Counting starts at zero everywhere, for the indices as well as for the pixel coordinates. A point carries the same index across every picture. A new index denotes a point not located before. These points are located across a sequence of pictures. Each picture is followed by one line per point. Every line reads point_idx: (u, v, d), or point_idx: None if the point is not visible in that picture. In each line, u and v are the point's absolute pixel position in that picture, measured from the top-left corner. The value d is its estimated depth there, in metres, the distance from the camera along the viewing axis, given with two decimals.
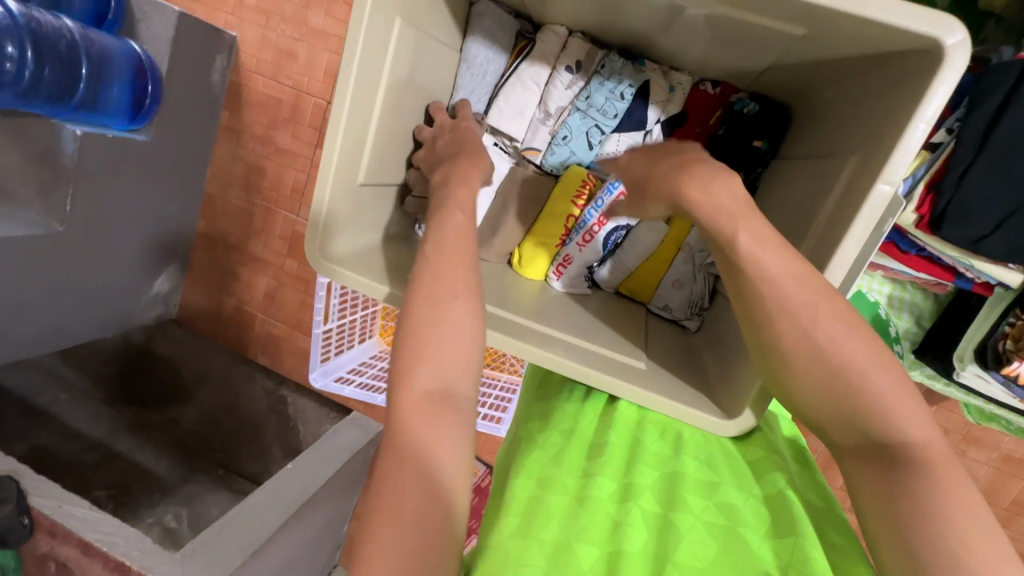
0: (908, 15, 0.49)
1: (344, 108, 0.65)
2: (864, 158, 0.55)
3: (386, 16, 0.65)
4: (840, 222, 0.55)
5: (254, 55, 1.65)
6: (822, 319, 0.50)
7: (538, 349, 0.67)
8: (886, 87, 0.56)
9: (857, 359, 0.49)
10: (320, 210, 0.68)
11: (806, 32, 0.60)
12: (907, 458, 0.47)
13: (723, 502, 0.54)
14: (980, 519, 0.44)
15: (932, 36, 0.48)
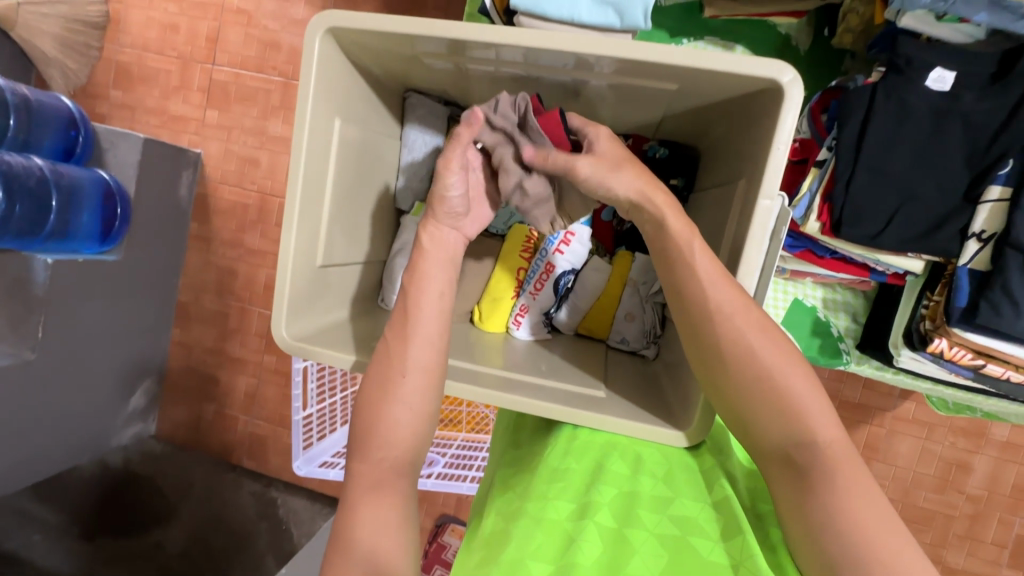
0: (748, 64, 0.60)
1: (296, 204, 0.72)
2: (749, 179, 0.64)
3: (324, 120, 0.74)
4: (739, 238, 0.62)
5: (218, 168, 1.77)
6: (745, 327, 0.56)
7: (497, 395, 0.71)
8: (752, 122, 0.66)
9: (776, 367, 0.56)
10: (282, 295, 0.73)
11: (677, 87, 0.71)
12: (816, 457, 0.53)
13: (673, 513, 0.58)
14: (873, 511, 0.51)
15: (769, 77, 0.59)
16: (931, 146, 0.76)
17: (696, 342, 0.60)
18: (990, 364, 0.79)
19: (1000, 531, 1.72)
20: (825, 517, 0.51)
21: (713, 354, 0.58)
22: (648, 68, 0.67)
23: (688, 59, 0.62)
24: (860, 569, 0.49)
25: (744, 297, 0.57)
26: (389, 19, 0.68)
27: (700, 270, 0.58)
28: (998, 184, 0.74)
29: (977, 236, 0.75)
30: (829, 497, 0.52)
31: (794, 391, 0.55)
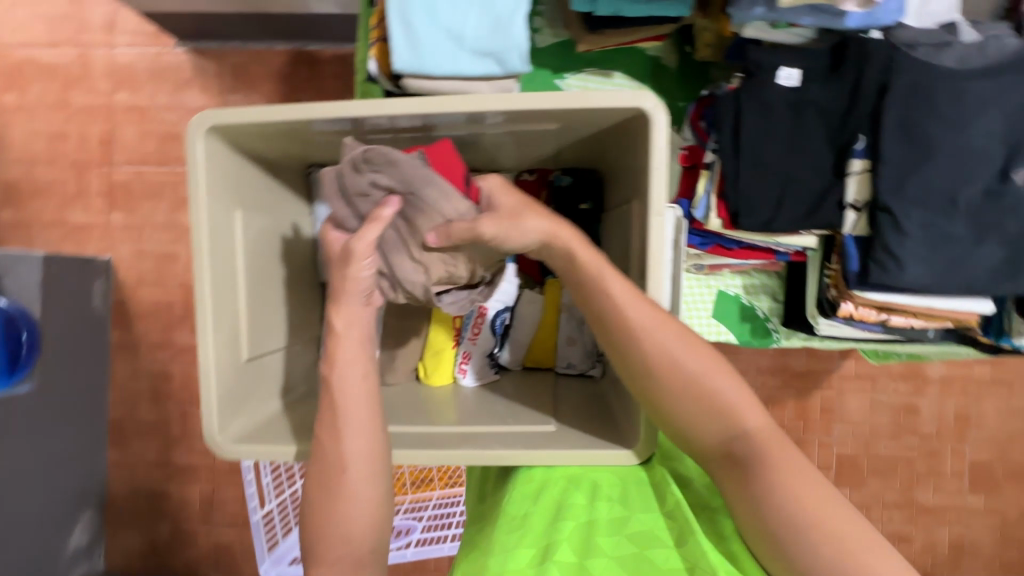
0: (615, 95, 0.66)
1: (208, 303, 0.70)
2: (640, 197, 0.69)
3: (223, 214, 0.73)
4: (642, 254, 0.68)
5: (134, 270, 1.69)
6: (664, 339, 0.63)
7: (455, 451, 0.70)
8: (633, 145, 0.72)
9: (698, 368, 0.62)
10: (210, 397, 0.70)
11: (561, 125, 0.77)
12: (748, 444, 0.60)
13: (630, 532, 0.62)
14: (805, 482, 0.57)
15: (635, 105, 0.66)
16: (796, 134, 0.85)
17: (626, 360, 0.65)
18: (892, 317, 0.86)
19: (956, 461, 1.88)
20: (768, 496, 0.57)
21: (644, 368, 0.63)
22: (531, 113, 0.72)
23: (563, 99, 0.68)
24: (805, 534, 0.54)
25: (660, 312, 0.64)
26: (276, 108, 0.70)
27: (612, 293, 0.64)
28: (858, 158, 0.82)
29: (853, 206, 0.83)
30: (765, 479, 0.57)
31: (718, 385, 0.62)
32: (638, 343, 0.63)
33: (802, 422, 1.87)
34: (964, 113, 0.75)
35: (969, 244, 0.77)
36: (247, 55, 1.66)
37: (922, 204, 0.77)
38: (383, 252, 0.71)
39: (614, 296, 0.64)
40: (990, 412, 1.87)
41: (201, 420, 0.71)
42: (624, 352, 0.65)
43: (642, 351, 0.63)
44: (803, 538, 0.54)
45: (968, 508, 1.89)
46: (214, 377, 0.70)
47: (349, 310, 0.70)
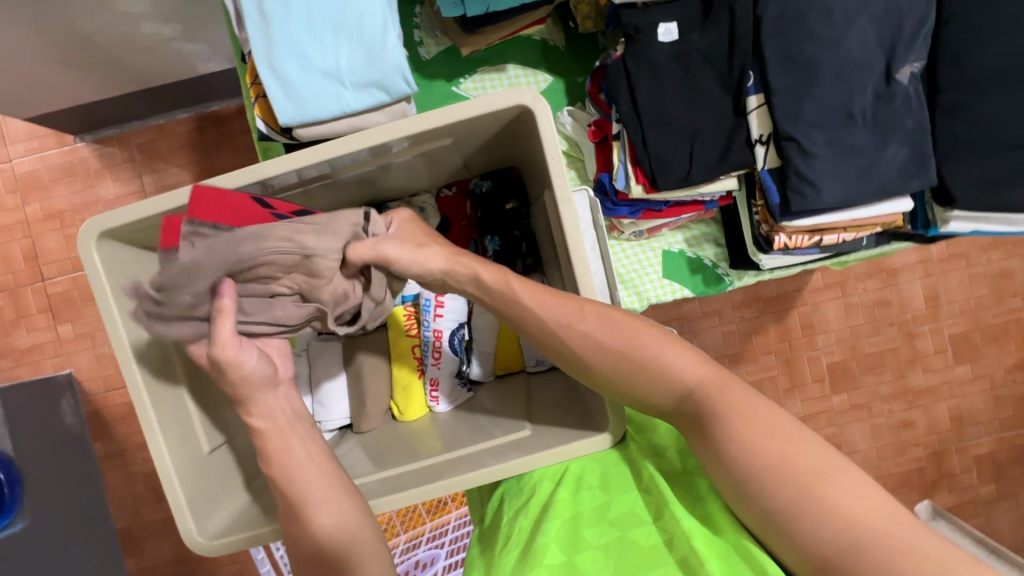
0: (493, 98, 0.66)
1: (150, 409, 0.68)
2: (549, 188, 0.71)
3: (140, 316, 0.71)
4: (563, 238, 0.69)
5: (98, 377, 1.63)
6: (592, 323, 0.68)
7: (432, 484, 0.70)
8: (529, 141, 0.73)
9: (632, 340, 0.68)
10: (177, 498, 0.68)
11: (454, 139, 0.77)
12: (697, 396, 0.65)
13: (613, 518, 0.64)
14: (750, 420, 0.61)
15: (517, 103, 0.66)
16: (690, 83, 0.85)
17: (564, 354, 0.70)
18: (824, 236, 0.87)
19: (937, 340, 1.95)
20: (723, 442, 0.61)
21: (583, 356, 0.69)
22: (421, 136, 0.72)
23: (445, 116, 0.67)
24: (758, 470, 0.58)
25: (579, 300, 0.69)
26: (164, 196, 0.68)
27: (529, 301, 0.70)
28: (753, 94, 0.83)
29: (760, 141, 0.84)
30: (718, 427, 0.62)
31: (655, 350, 0.67)
32: (570, 335, 0.68)
33: (787, 342, 1.91)
34: (836, 29, 0.77)
35: (874, 151, 0.79)
36: (150, 132, 1.61)
37: (820, 124, 0.78)
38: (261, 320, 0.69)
39: (533, 301, 0.70)
40: (956, 285, 1.94)
41: (177, 525, 0.69)
42: (561, 348, 0.70)
43: (575, 342, 0.68)
44: (753, 476, 0.58)
45: (958, 380, 1.96)
46: (177, 479, 0.68)
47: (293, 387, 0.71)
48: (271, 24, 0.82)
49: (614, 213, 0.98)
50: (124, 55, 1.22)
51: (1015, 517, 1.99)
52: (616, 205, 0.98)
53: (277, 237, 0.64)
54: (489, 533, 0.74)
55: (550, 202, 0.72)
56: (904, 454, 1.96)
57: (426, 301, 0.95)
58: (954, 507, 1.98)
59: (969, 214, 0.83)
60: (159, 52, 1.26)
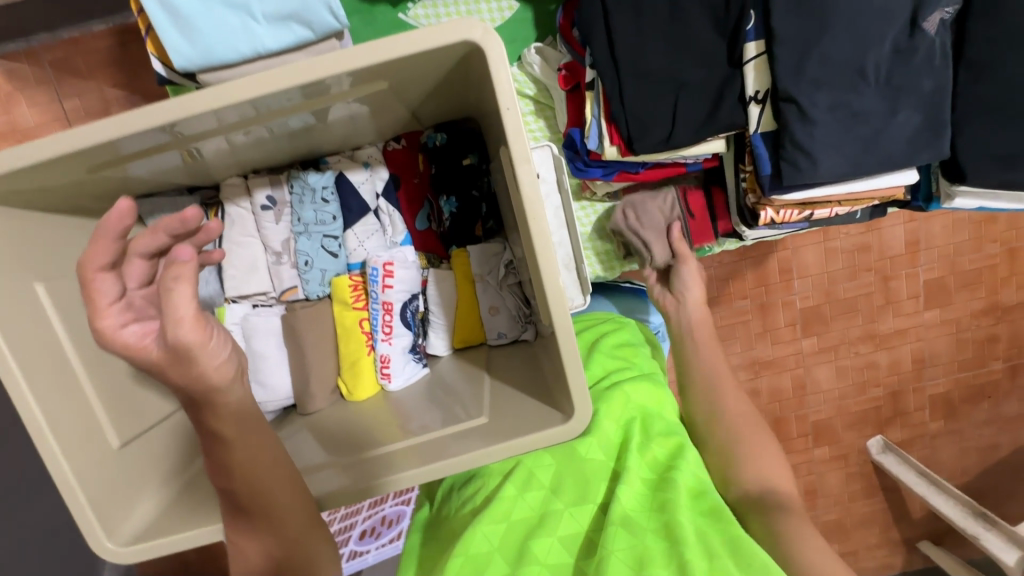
0: (432, 33, 0.53)
1: (33, 405, 0.58)
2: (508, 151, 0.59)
3: (12, 293, 0.59)
4: (521, 211, 0.59)
5: None
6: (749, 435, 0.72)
7: (385, 481, 0.63)
8: (485, 84, 0.60)
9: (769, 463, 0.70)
10: (80, 504, 0.60)
11: (394, 82, 0.63)
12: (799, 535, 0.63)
13: (564, 534, 0.59)
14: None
15: (463, 39, 0.53)
16: (679, 24, 0.71)
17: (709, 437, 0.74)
18: (815, 212, 0.79)
19: (912, 284, 1.93)
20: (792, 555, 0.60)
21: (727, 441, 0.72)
22: (350, 78, 0.58)
23: (370, 55, 0.53)
24: None
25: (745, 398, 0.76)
26: (26, 147, 0.55)
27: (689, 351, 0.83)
28: (751, 41, 0.69)
29: (755, 99, 0.71)
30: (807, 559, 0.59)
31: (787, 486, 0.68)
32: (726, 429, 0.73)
33: (763, 287, 1.89)
34: None
35: (882, 117, 0.68)
36: (63, 47, 1.36)
37: (826, 83, 0.66)
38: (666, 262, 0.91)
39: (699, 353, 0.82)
40: (939, 231, 1.90)
41: (83, 532, 0.61)
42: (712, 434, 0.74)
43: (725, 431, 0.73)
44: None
45: (925, 324, 1.98)
46: (76, 485, 0.60)
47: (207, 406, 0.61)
48: None
49: (585, 174, 0.87)
50: None
51: (958, 450, 2.10)
52: (588, 165, 0.86)
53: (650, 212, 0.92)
54: (435, 527, 0.70)
55: (507, 177, 0.62)
56: (864, 393, 2.02)
57: (373, 271, 0.84)
58: (902, 441, 2.08)
59: (975, 189, 0.79)
60: None
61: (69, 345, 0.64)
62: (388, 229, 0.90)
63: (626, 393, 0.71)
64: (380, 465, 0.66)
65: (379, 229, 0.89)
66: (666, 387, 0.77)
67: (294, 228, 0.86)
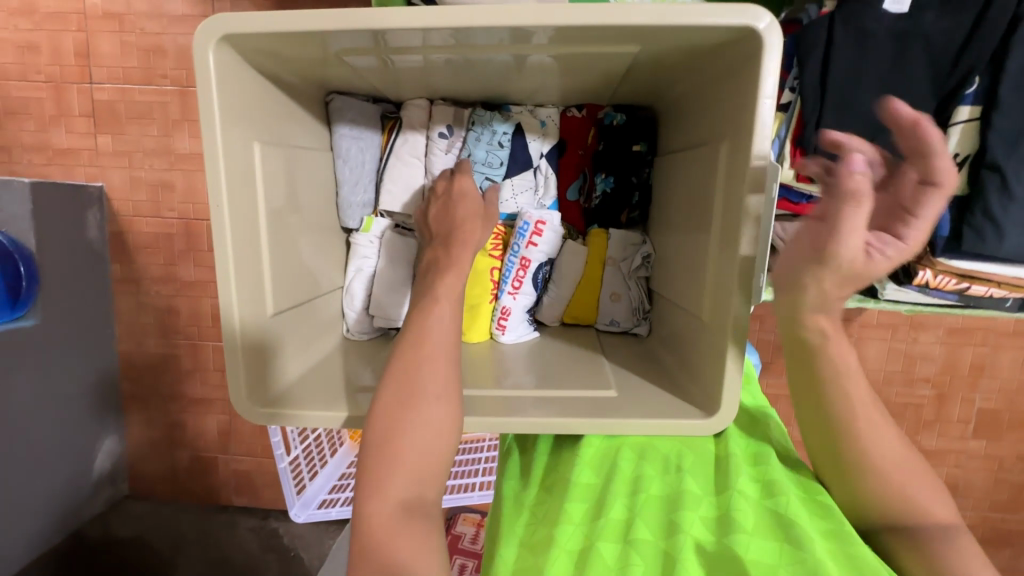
0: (712, 12, 0.54)
1: (229, 249, 0.64)
2: (734, 141, 0.60)
3: (239, 149, 0.65)
4: (733, 205, 0.60)
5: (129, 199, 1.48)
6: (881, 436, 0.64)
7: (523, 419, 0.66)
8: (731, 72, 0.61)
9: (898, 468, 0.63)
10: (234, 353, 0.67)
11: (641, 48, 0.65)
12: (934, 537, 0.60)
13: (705, 516, 0.60)
14: None
15: (744, 25, 0.54)
16: (901, 71, 0.72)
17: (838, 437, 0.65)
18: (972, 287, 0.78)
19: (965, 408, 1.87)
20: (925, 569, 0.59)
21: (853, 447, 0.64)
22: (606, 32, 0.59)
23: (647, 15, 0.55)
24: None
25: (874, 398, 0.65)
26: (290, 16, 0.58)
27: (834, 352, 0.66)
28: (966, 104, 0.71)
29: (953, 160, 0.73)
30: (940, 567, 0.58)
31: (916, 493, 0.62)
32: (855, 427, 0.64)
33: None
34: None
35: None
36: None
37: None
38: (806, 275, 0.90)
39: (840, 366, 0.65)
40: (1006, 364, 1.83)
41: (228, 380, 0.68)
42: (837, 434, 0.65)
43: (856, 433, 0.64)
44: None
45: (966, 452, 1.91)
46: (238, 333, 0.66)
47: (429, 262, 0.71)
48: None
49: None
50: None
51: None
52: None
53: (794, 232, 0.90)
54: (537, 471, 0.69)
55: (719, 169, 0.64)
56: None
57: (523, 224, 0.87)
58: None
59: None
60: None
61: (261, 208, 0.70)
62: (541, 189, 0.92)
63: (760, 417, 0.73)
64: (513, 407, 0.69)
65: (533, 188, 0.92)
66: (774, 415, 0.74)
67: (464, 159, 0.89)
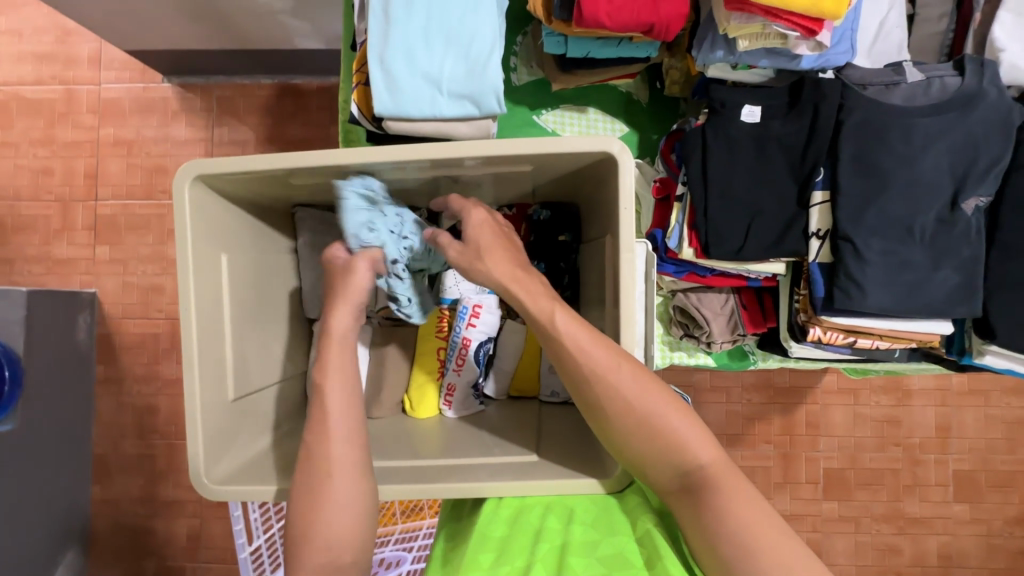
0: (582, 142, 0.69)
1: (194, 345, 0.74)
2: (613, 233, 0.72)
3: (208, 260, 0.76)
4: (616, 284, 0.71)
5: (119, 304, 1.59)
6: (634, 395, 0.67)
7: (451, 484, 0.71)
8: (608, 182, 0.75)
9: (665, 419, 0.67)
10: (194, 440, 0.73)
11: (533, 167, 0.79)
12: (703, 479, 0.66)
13: (599, 555, 0.66)
14: (750, 510, 0.64)
15: (604, 149, 0.69)
16: (764, 171, 0.88)
17: (597, 414, 0.69)
18: (859, 339, 0.91)
19: None
20: (696, 510, 0.66)
21: (610, 419, 0.68)
22: (507, 158, 0.74)
23: (532, 146, 0.70)
24: (733, 533, 0.63)
25: (616, 360, 0.67)
26: (252, 158, 0.72)
27: (573, 335, 0.68)
28: (819, 189, 0.86)
29: (816, 235, 0.87)
30: (714, 508, 0.64)
31: (673, 426, 0.67)
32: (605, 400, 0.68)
33: (788, 437, 1.70)
34: (914, 148, 0.81)
35: (925, 270, 0.82)
36: (232, 89, 1.58)
37: (878, 234, 0.82)
38: (725, 338, 1.02)
39: (578, 342, 0.68)
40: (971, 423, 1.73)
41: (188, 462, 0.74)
42: (593, 410, 0.69)
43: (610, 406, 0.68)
44: (723, 533, 0.64)
45: None
46: (199, 420, 0.74)
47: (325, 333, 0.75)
48: (392, 23, 0.89)
49: (659, 268, 1.00)
50: (226, 12, 1.20)
51: None
52: (664, 261, 1.00)
53: (709, 303, 1.01)
54: (462, 534, 0.76)
55: (608, 259, 0.76)
56: None
57: (463, 308, 0.97)
58: None
59: (1005, 350, 0.88)
60: (264, 21, 1.25)
61: (225, 308, 0.80)
62: None
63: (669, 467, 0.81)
64: (445, 473, 0.74)
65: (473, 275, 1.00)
66: None
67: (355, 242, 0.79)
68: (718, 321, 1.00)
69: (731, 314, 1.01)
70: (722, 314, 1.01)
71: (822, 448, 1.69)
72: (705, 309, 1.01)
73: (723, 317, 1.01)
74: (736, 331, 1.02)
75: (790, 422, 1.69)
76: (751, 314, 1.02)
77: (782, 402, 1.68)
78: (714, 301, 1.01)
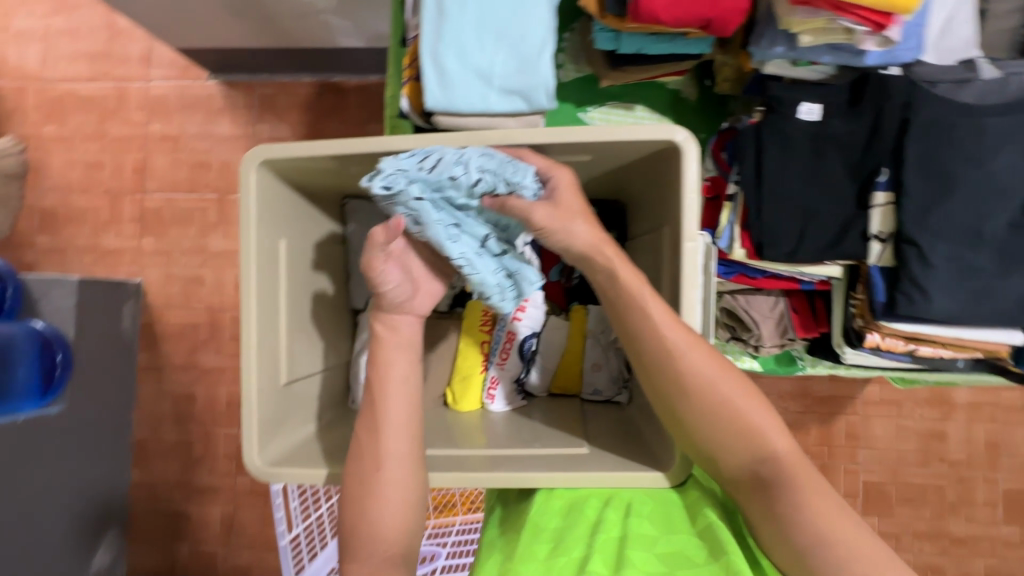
0: (644, 130, 0.68)
1: (252, 328, 0.75)
2: (673, 223, 0.71)
3: (267, 244, 0.78)
4: (676, 276, 0.70)
5: (163, 294, 1.64)
6: (710, 379, 0.66)
7: (499, 474, 0.70)
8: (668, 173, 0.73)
9: (737, 404, 0.66)
10: (249, 421, 0.75)
11: (591, 156, 0.78)
12: (775, 470, 0.65)
13: (659, 551, 0.65)
14: (822, 501, 0.64)
15: (667, 138, 0.68)
16: (824, 167, 0.85)
17: (669, 399, 0.68)
18: (920, 347, 0.88)
19: None
20: (768, 503, 0.65)
21: (682, 404, 0.67)
22: (565, 146, 0.73)
23: (593, 133, 0.68)
24: (808, 525, 0.62)
25: (691, 341, 0.66)
26: (313, 144, 0.73)
27: (654, 316, 0.66)
28: (881, 191, 0.83)
29: (877, 237, 0.84)
30: (790, 501, 0.63)
31: (745, 412, 0.66)
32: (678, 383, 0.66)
33: (825, 448, 1.64)
34: (984, 148, 0.78)
35: (995, 277, 0.79)
36: (275, 86, 1.61)
37: (945, 237, 0.78)
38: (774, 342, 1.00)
39: (657, 322, 0.66)
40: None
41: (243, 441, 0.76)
42: (664, 396, 0.68)
43: (684, 390, 0.66)
44: (798, 528, 0.63)
45: None
46: (255, 401, 0.75)
47: (388, 317, 0.75)
48: (445, 18, 0.89)
49: None
50: (274, 10, 1.22)
51: None
52: None
53: (758, 306, 0.99)
54: (513, 521, 0.75)
55: (665, 251, 0.75)
56: None
57: None
58: None
59: None
60: (310, 20, 1.27)
61: (280, 293, 0.81)
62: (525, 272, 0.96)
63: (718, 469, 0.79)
64: (494, 463, 0.74)
65: None
66: None
67: (411, 232, 0.69)
68: (767, 325, 0.99)
69: (780, 318, 0.99)
70: (771, 318, 0.99)
71: (861, 461, 1.63)
72: (753, 312, 0.99)
73: (772, 321, 0.99)
74: (784, 335, 1.00)
75: (828, 433, 1.64)
76: (801, 318, 0.99)
77: (819, 412, 1.63)
78: (763, 304, 0.99)
